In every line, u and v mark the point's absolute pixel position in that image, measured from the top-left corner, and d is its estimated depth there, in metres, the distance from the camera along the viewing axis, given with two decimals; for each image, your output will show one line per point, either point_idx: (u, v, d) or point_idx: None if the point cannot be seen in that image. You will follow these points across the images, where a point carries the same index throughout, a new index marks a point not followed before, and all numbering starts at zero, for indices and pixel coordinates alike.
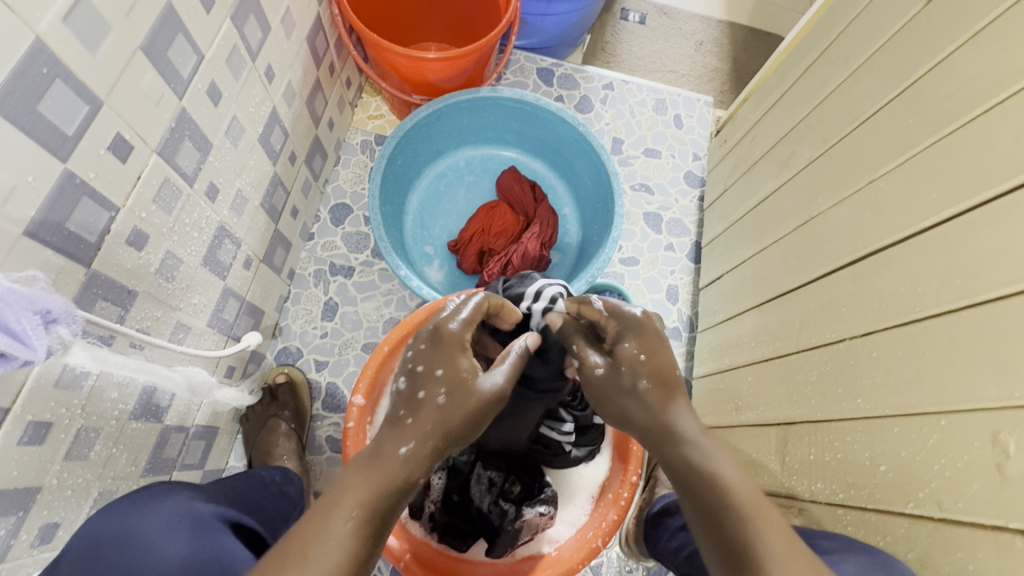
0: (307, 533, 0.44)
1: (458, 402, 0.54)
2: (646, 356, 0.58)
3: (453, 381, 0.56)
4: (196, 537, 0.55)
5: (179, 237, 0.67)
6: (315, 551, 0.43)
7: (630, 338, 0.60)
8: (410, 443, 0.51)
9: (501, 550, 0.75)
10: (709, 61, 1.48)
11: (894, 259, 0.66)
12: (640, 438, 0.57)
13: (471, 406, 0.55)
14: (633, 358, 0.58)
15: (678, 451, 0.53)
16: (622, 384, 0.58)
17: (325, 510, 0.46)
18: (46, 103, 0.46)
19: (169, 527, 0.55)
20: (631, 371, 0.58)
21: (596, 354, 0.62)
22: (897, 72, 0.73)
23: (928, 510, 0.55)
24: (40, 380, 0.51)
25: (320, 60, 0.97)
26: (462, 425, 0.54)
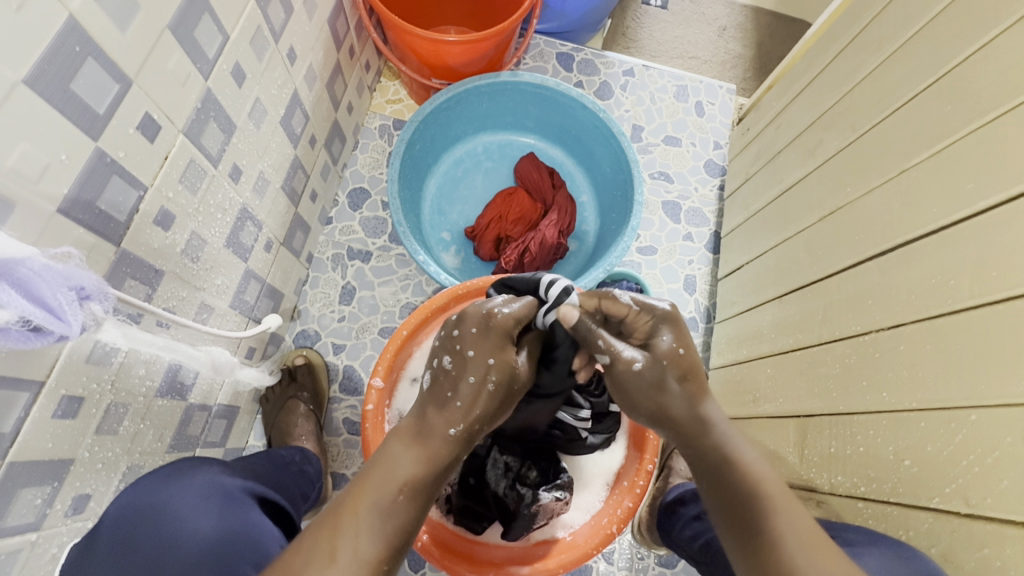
0: (356, 502, 0.47)
1: (505, 390, 0.55)
2: (683, 350, 0.57)
3: (505, 370, 0.55)
4: (226, 511, 0.57)
5: (204, 218, 0.68)
6: (364, 519, 0.46)
7: (667, 332, 0.58)
8: (457, 427, 0.53)
9: (517, 533, 0.76)
10: (733, 47, 1.45)
11: (924, 251, 0.64)
12: (672, 434, 0.58)
13: (514, 392, 0.57)
14: (672, 354, 0.57)
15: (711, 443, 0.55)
16: (664, 383, 0.56)
17: (369, 483, 0.48)
18: (79, 81, 0.46)
19: (200, 501, 0.56)
20: (668, 365, 0.57)
21: (627, 347, 0.58)
22: (933, 58, 0.71)
23: (954, 505, 0.54)
24: (73, 356, 0.52)
25: (340, 42, 0.97)
26: (503, 407, 0.57)
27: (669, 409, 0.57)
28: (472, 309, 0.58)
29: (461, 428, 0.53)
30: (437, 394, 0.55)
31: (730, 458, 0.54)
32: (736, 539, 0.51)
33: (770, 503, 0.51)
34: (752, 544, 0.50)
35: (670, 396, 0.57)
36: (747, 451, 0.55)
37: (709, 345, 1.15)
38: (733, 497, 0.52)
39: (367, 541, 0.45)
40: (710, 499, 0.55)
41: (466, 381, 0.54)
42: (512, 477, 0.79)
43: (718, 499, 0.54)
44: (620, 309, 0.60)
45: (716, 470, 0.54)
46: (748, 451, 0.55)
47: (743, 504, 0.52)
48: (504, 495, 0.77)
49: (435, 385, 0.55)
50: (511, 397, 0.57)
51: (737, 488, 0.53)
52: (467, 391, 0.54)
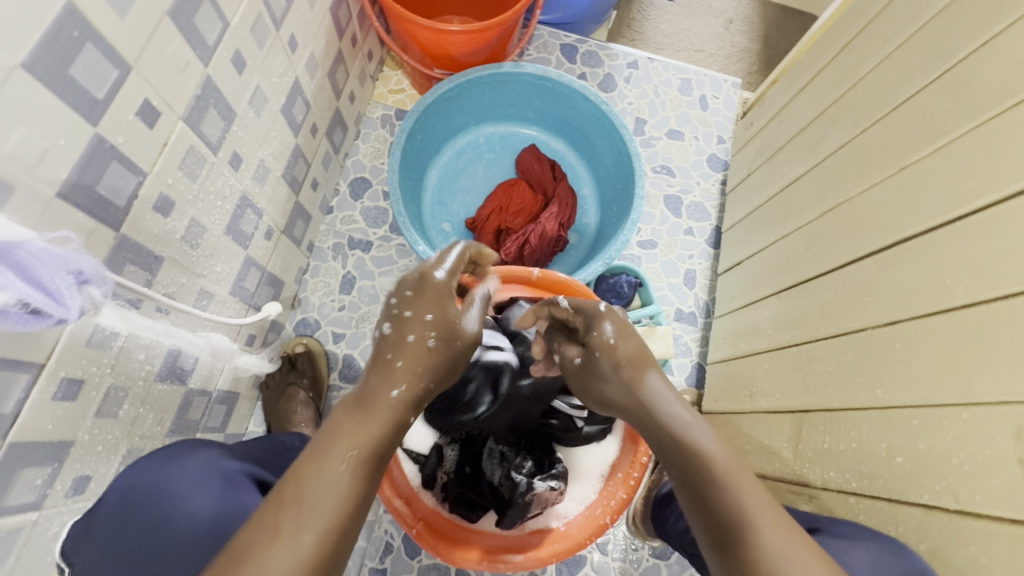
0: (301, 478, 0.45)
1: (446, 347, 0.58)
2: (616, 339, 0.64)
3: (443, 326, 0.59)
4: (224, 492, 0.57)
5: (204, 205, 0.68)
6: (311, 492, 0.44)
7: (598, 327, 0.66)
8: (403, 386, 0.54)
9: (511, 522, 0.77)
10: (739, 40, 1.44)
11: (923, 248, 0.64)
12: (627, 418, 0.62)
13: (456, 350, 0.60)
14: (605, 344, 0.64)
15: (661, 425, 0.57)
16: (601, 369, 0.63)
17: (314, 462, 0.46)
18: (77, 66, 0.46)
19: (202, 481, 0.57)
20: (602, 357, 0.64)
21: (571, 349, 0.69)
22: (939, 52, 0.70)
23: (944, 501, 0.54)
24: (73, 340, 0.53)
25: (342, 31, 0.97)
26: (450, 363, 0.59)
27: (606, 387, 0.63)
28: (409, 276, 0.64)
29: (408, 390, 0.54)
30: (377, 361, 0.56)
31: (686, 440, 0.54)
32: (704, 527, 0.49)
33: (732, 488, 0.49)
34: (719, 531, 0.47)
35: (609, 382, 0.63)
36: (704, 435, 0.55)
37: (707, 339, 1.15)
38: (696, 482, 0.51)
39: (315, 512, 0.43)
40: (677, 492, 0.53)
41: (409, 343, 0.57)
42: (504, 465, 0.81)
43: (683, 486, 0.52)
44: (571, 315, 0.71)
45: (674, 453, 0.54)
46: (706, 437, 0.54)
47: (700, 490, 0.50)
48: (501, 480, 0.79)
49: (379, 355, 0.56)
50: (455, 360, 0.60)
51: (698, 472, 0.51)
52: (408, 348, 0.56)
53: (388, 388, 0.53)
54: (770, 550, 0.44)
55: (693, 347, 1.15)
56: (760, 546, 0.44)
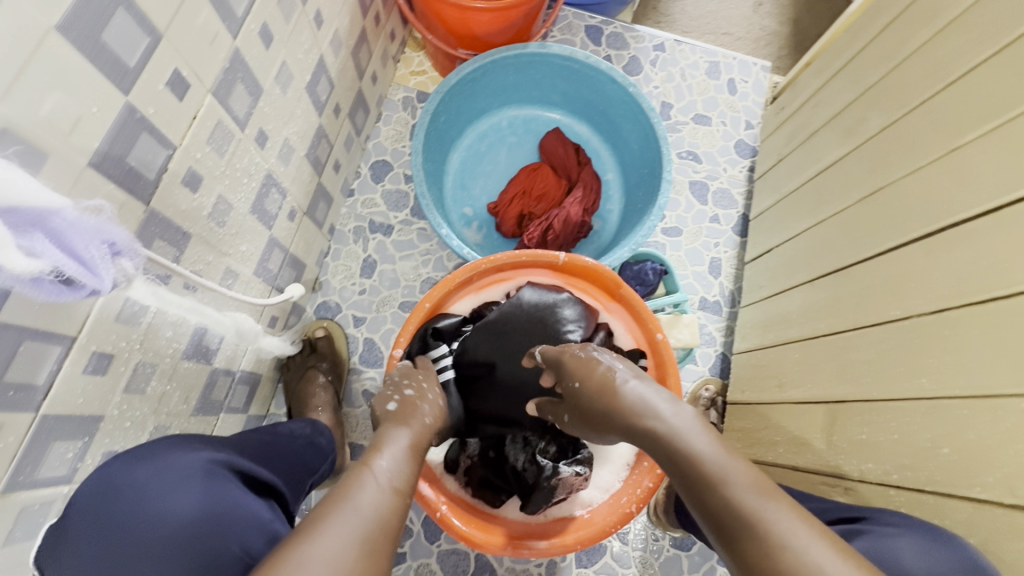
0: (377, 447, 0.52)
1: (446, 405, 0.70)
2: (580, 381, 0.63)
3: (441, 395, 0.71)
4: (207, 489, 0.54)
5: (231, 182, 0.68)
6: (388, 448, 0.52)
7: (566, 376, 0.66)
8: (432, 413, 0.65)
9: (535, 507, 0.76)
10: (768, 23, 1.39)
11: (975, 233, 0.61)
12: (623, 437, 0.58)
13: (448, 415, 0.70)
14: (575, 391, 0.64)
15: (651, 430, 0.55)
16: (584, 413, 0.63)
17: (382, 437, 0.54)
18: (109, 32, 0.45)
19: (177, 481, 0.53)
20: (576, 391, 0.64)
21: (556, 408, 0.69)
22: (992, 27, 0.66)
23: (996, 495, 0.52)
24: (104, 313, 0.52)
25: (366, 9, 0.95)
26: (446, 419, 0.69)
27: (595, 423, 0.61)
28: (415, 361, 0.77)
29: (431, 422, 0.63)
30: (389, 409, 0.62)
31: (679, 445, 0.52)
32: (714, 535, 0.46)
33: (727, 478, 0.47)
34: (723, 528, 0.45)
35: (597, 415, 0.60)
36: (699, 439, 0.51)
37: (732, 329, 1.12)
38: (698, 489, 0.48)
39: (397, 466, 0.50)
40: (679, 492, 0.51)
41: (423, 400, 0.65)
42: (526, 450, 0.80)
43: (688, 495, 0.49)
44: (542, 379, 0.72)
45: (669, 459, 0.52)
46: (700, 438, 0.51)
47: (699, 485, 0.48)
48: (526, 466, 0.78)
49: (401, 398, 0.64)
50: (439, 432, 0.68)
51: (696, 476, 0.49)
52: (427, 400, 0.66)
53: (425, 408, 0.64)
54: (786, 541, 0.41)
55: (717, 337, 1.12)
56: (774, 551, 0.41)
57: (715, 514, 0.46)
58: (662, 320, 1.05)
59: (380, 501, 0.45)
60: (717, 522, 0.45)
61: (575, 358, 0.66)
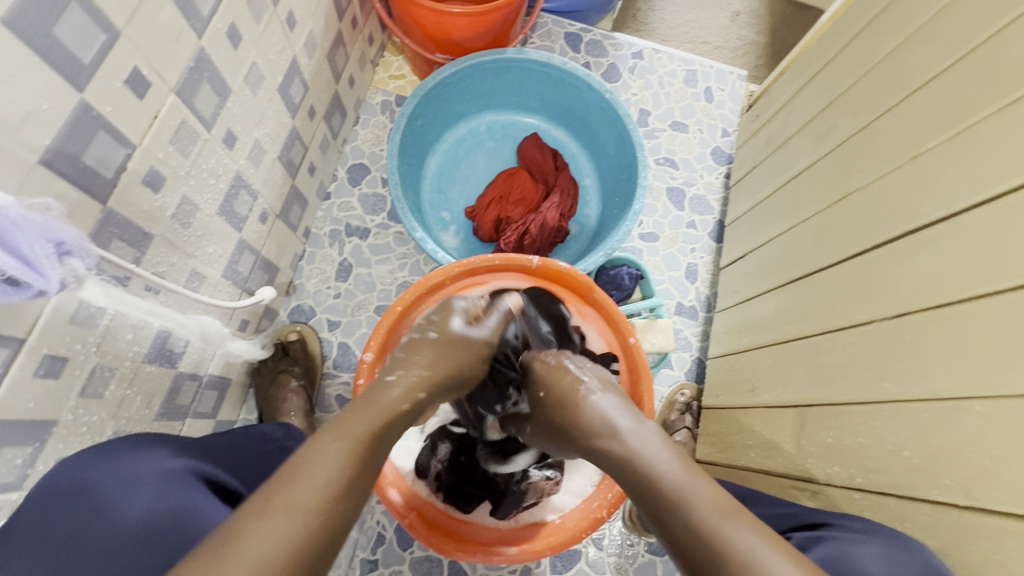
0: (297, 467, 0.44)
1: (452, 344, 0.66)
2: (544, 394, 0.64)
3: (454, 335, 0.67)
4: (162, 493, 0.53)
5: (196, 182, 0.67)
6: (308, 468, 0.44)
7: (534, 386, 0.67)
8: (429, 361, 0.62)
9: (505, 511, 0.78)
10: (745, 33, 1.42)
11: (936, 240, 0.63)
12: (582, 453, 0.58)
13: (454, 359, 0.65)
14: (538, 402, 0.65)
15: (609, 449, 0.54)
16: (544, 420, 0.64)
17: (313, 452, 0.46)
18: (62, 26, 0.44)
19: (131, 485, 0.52)
20: (540, 402, 0.65)
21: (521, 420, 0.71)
22: (951, 42, 0.69)
23: (953, 497, 0.53)
24: (56, 315, 0.51)
25: (342, 12, 0.94)
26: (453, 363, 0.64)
27: (558, 435, 0.62)
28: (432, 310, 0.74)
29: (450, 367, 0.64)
30: (411, 340, 0.65)
31: (640, 465, 0.51)
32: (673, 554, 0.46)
33: (688, 495, 0.47)
34: (682, 545, 0.45)
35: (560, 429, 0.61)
36: (660, 456, 0.51)
37: (708, 334, 1.13)
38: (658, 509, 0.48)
39: (309, 490, 0.43)
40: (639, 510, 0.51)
41: (456, 326, 0.69)
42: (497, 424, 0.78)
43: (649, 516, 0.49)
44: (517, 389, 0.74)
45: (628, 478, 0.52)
46: (661, 458, 0.51)
47: (658, 502, 0.48)
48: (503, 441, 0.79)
49: (440, 317, 0.70)
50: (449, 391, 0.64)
51: (655, 495, 0.49)
52: (457, 328, 0.69)
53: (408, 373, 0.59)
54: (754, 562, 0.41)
55: (693, 342, 1.13)
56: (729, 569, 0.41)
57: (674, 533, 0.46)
58: (637, 325, 1.06)
59: (274, 550, 0.39)
60: (676, 541, 0.46)
61: (544, 367, 0.67)
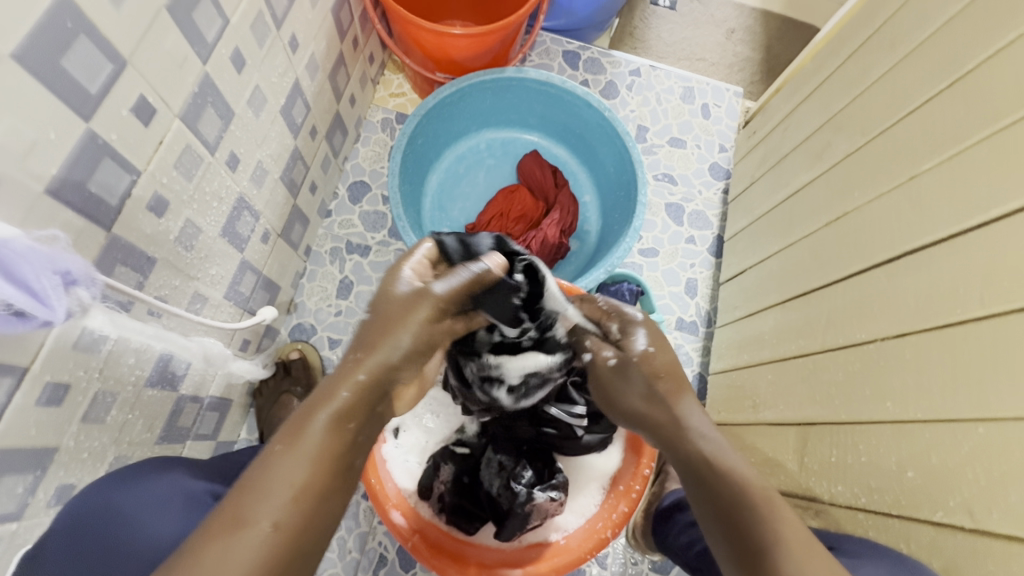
0: (258, 481, 0.43)
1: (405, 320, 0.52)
2: (653, 350, 0.62)
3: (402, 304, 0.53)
4: (192, 514, 0.56)
5: (199, 206, 0.67)
6: (269, 483, 0.43)
7: (638, 335, 0.64)
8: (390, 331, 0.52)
9: (509, 533, 0.75)
10: (740, 50, 1.44)
11: (934, 259, 0.63)
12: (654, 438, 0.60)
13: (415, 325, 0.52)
14: (644, 355, 0.62)
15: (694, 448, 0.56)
16: (629, 374, 0.63)
17: (267, 467, 0.44)
18: (69, 58, 0.44)
19: (157, 503, 0.56)
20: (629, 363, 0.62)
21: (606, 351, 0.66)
22: (944, 65, 0.70)
23: (959, 519, 0.53)
24: (59, 343, 0.51)
25: (344, 33, 0.95)
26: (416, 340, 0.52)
27: (654, 417, 0.60)
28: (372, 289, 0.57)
29: (393, 339, 0.51)
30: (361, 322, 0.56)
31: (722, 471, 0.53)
32: (733, 559, 0.49)
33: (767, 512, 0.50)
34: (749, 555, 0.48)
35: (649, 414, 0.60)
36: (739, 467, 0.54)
37: (709, 349, 1.13)
38: (730, 519, 0.51)
39: (272, 506, 0.42)
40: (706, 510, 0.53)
41: (396, 288, 0.54)
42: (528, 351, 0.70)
43: (713, 523, 0.52)
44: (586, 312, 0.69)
45: (709, 484, 0.53)
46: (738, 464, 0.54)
47: (731, 508, 0.51)
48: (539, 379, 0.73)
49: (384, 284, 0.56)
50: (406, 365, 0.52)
51: (730, 503, 0.51)
52: (399, 288, 0.54)
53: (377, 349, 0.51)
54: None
55: (694, 357, 1.13)
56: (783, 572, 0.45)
57: (742, 537, 0.49)
58: None
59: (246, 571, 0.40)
60: (740, 546, 0.49)
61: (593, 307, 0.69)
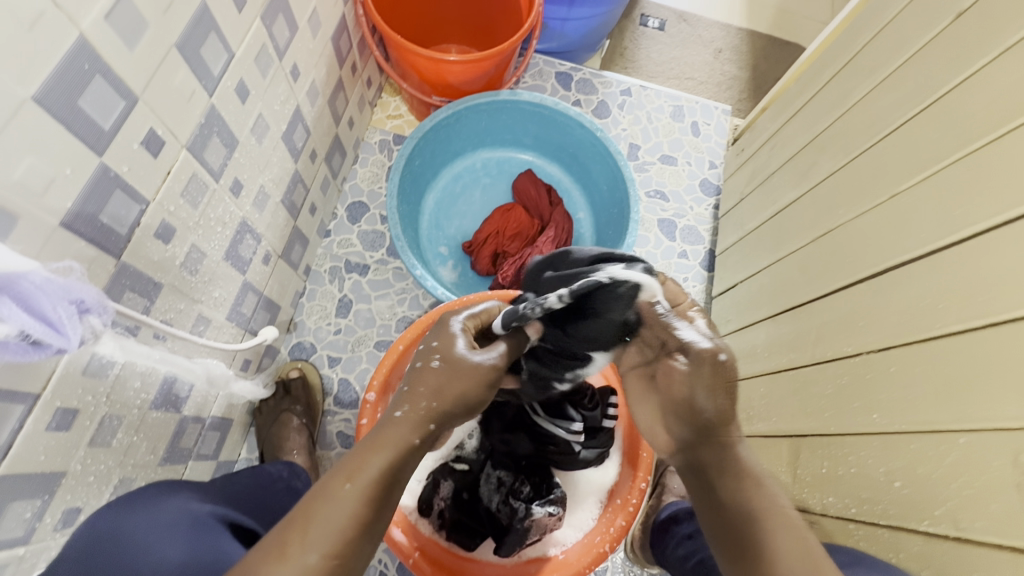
0: (310, 509, 0.45)
1: (452, 370, 0.55)
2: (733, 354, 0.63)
3: (450, 352, 0.57)
4: (196, 537, 0.56)
5: (204, 231, 0.69)
6: (320, 513, 0.44)
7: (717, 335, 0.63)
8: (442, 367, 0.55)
9: (509, 549, 0.76)
10: (728, 69, 1.48)
11: (914, 276, 0.66)
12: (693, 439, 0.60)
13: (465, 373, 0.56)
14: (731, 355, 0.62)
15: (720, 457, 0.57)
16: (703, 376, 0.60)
17: (322, 497, 0.45)
18: (86, 97, 0.47)
19: (167, 527, 0.56)
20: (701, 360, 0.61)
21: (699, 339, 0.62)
22: (919, 88, 0.73)
23: (944, 528, 0.54)
24: (69, 369, 0.52)
25: (343, 60, 0.98)
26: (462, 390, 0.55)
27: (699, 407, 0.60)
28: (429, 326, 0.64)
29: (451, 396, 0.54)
30: (415, 367, 0.57)
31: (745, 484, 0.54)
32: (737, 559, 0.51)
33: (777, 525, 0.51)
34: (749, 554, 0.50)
35: (705, 415, 0.59)
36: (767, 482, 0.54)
37: None
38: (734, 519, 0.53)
39: (321, 534, 0.44)
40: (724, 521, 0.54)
41: (472, 360, 0.57)
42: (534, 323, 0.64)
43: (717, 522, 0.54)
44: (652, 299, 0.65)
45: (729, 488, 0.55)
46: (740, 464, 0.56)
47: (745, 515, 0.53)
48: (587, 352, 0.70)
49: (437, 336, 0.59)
50: (463, 417, 0.56)
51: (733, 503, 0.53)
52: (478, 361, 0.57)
53: (428, 386, 0.54)
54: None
55: None
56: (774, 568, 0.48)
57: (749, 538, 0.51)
58: None
59: None
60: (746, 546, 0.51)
61: (672, 289, 0.68)
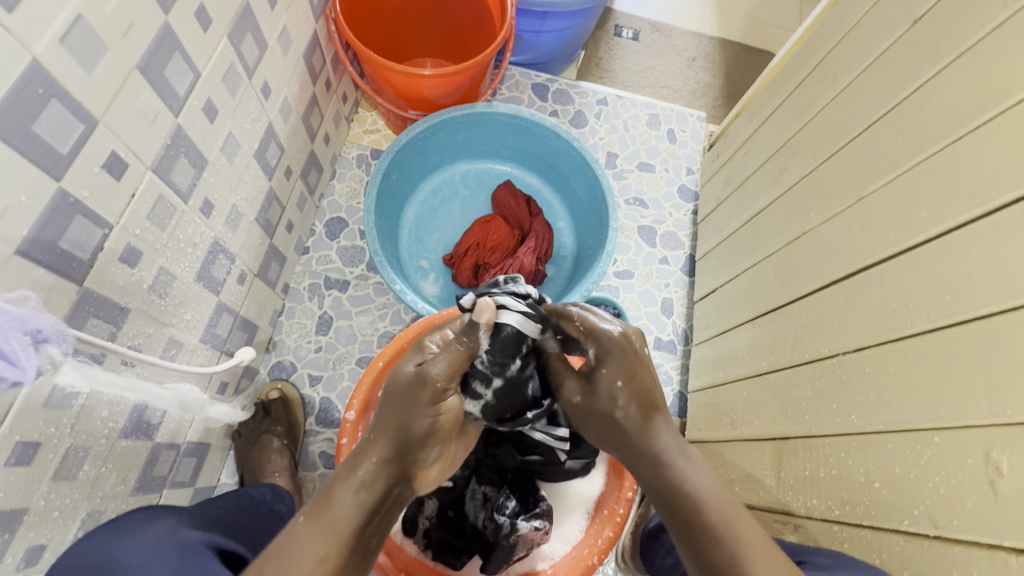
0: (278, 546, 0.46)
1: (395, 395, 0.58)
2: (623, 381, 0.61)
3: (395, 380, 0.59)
4: (182, 564, 0.54)
5: (174, 253, 0.67)
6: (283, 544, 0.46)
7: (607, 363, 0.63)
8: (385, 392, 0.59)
9: (495, 566, 0.75)
10: (702, 76, 1.50)
11: (885, 276, 0.66)
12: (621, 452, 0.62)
13: (401, 398, 0.57)
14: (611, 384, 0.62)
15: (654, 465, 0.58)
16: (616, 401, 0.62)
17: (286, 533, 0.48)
18: (41, 122, 0.46)
19: (156, 555, 0.55)
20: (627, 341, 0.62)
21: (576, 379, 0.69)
22: (882, 93, 0.75)
23: (923, 527, 0.54)
24: (30, 401, 0.51)
25: (316, 76, 0.98)
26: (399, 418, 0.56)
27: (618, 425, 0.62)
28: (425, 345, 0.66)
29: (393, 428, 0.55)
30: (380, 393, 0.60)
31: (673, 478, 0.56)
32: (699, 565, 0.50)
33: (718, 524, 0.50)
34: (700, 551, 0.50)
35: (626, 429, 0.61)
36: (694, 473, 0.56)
37: (687, 367, 1.16)
38: (705, 528, 0.51)
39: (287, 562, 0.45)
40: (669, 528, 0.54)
41: (407, 381, 0.58)
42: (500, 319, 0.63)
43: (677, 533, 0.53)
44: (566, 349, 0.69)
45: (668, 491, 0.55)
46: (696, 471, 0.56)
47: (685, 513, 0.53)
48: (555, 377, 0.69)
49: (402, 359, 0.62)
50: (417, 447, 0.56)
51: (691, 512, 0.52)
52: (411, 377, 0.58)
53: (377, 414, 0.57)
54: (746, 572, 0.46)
55: (674, 376, 1.16)
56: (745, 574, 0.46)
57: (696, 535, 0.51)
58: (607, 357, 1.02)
59: None
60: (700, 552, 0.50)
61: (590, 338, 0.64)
